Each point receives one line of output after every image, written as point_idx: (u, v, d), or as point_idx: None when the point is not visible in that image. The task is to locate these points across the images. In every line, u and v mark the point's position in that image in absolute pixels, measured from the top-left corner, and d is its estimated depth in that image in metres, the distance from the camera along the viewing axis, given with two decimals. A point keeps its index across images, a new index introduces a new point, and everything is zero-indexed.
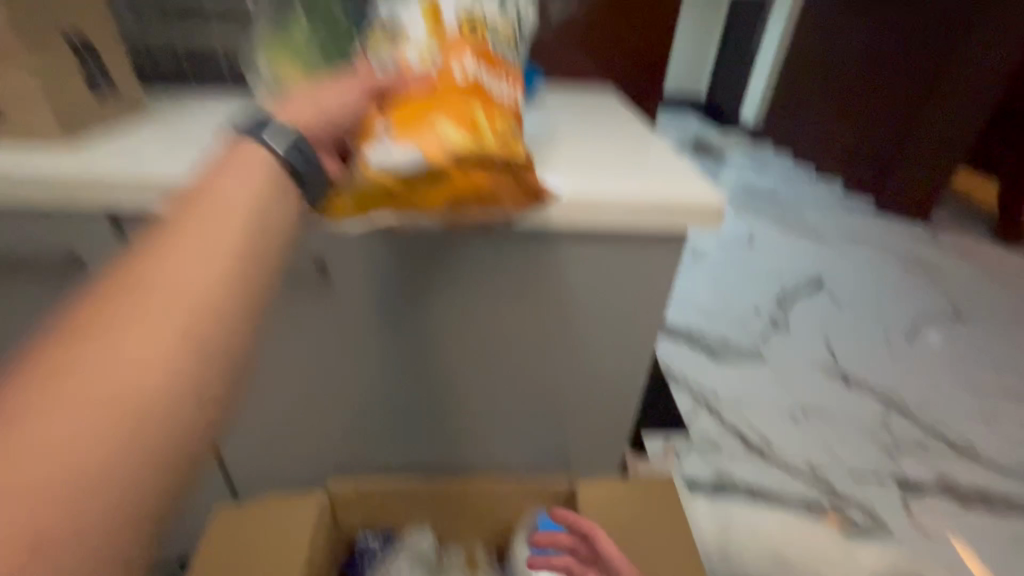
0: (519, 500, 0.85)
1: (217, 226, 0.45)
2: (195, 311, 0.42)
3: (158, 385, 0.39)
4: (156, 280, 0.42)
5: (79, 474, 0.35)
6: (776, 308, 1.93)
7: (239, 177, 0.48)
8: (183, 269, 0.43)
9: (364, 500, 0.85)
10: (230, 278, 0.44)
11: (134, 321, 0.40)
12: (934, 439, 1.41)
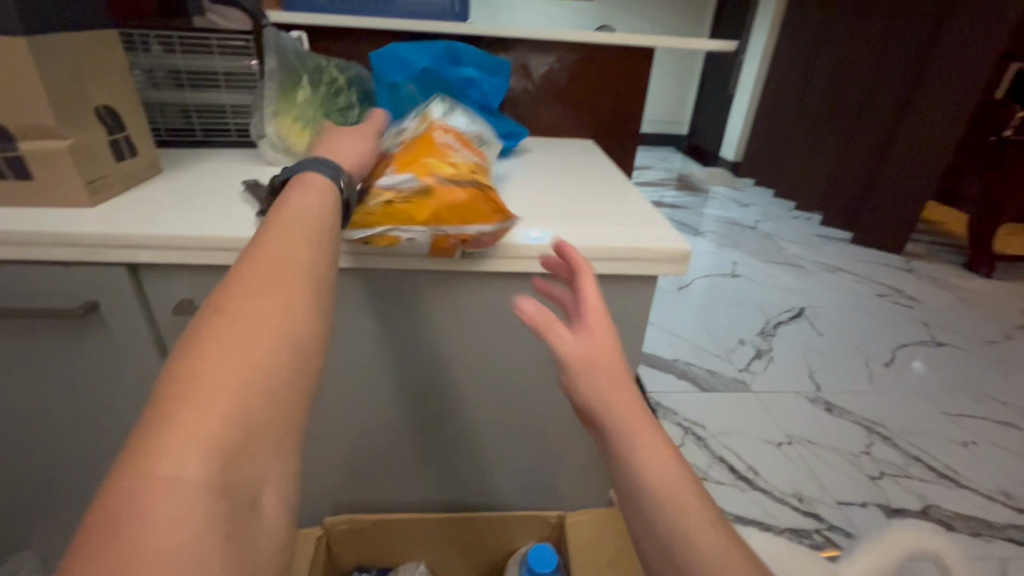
0: (509, 532, 0.87)
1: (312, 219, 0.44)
2: (304, 294, 0.39)
3: (281, 364, 0.35)
4: (263, 263, 0.39)
5: (221, 458, 0.30)
6: (760, 338, 1.99)
7: (314, 188, 0.49)
8: (288, 253, 0.41)
9: (359, 537, 0.86)
10: (325, 269, 0.42)
11: (250, 299, 0.37)
12: (916, 466, 1.44)
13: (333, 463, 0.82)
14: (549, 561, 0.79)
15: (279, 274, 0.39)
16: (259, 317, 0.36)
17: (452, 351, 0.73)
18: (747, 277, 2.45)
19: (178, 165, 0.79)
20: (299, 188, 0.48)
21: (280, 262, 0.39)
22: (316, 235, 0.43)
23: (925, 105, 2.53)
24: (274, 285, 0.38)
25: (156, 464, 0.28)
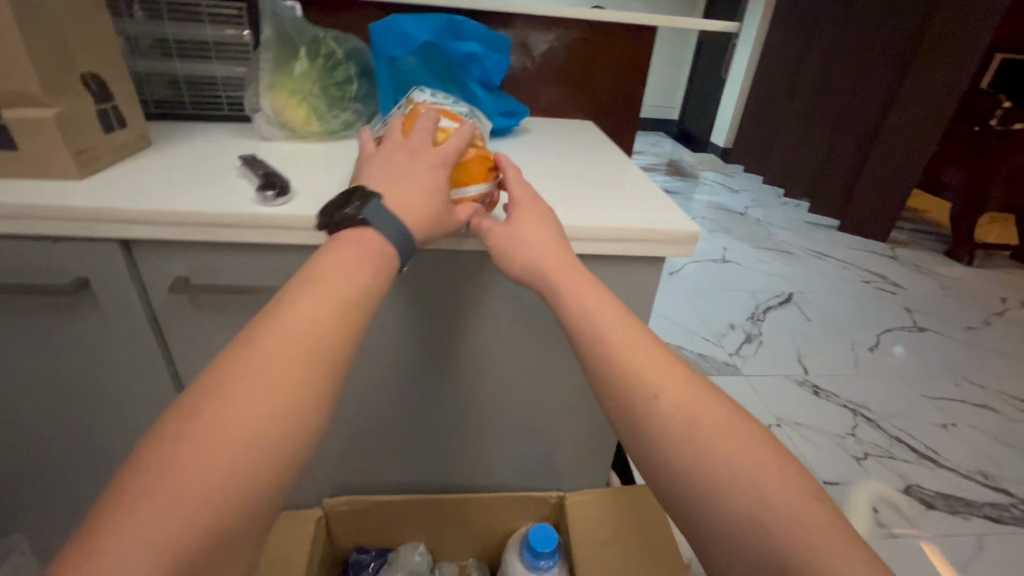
0: (509, 514, 0.88)
1: (337, 267, 0.45)
2: (317, 354, 0.40)
3: (270, 426, 0.37)
4: (287, 314, 0.41)
5: (195, 518, 0.33)
6: (749, 323, 2.02)
7: (358, 244, 0.48)
8: (307, 305, 0.42)
9: (358, 518, 0.86)
10: (342, 322, 0.43)
11: (268, 353, 0.39)
12: (899, 447, 1.49)
13: (333, 444, 0.81)
14: (548, 539, 0.79)
15: (272, 362, 0.39)
16: (242, 411, 0.36)
17: (455, 332, 0.72)
18: (737, 262, 2.47)
19: (169, 139, 0.76)
20: (338, 245, 0.48)
21: (280, 349, 0.39)
22: (334, 314, 0.42)
23: (915, 93, 2.54)
24: (285, 345, 0.40)
25: (135, 510, 0.31)
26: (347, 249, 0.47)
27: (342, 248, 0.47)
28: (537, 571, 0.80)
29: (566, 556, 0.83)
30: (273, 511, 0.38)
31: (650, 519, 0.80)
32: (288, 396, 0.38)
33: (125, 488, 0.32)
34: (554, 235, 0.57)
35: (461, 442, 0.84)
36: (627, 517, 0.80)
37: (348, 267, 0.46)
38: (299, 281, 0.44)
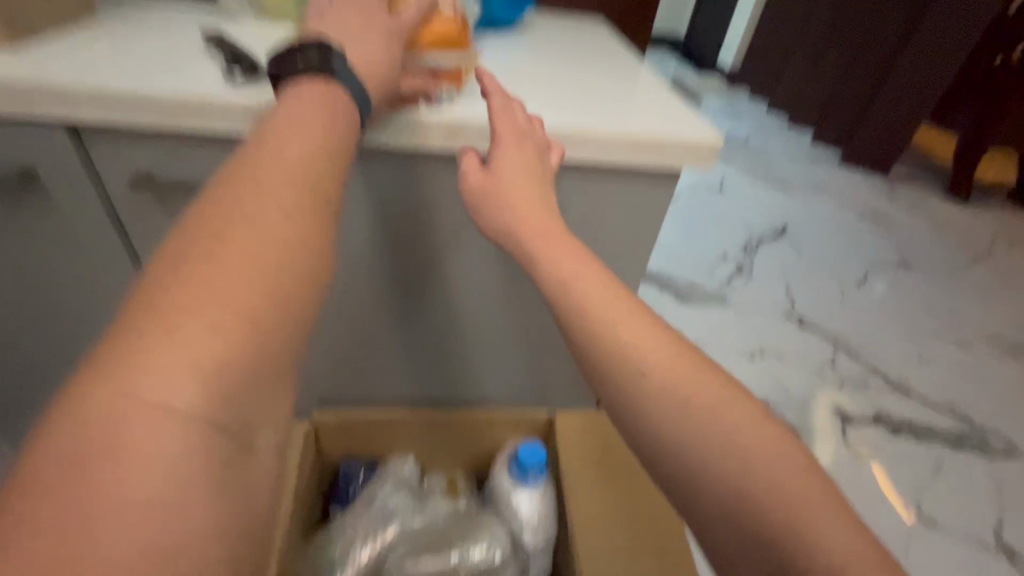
0: (498, 428, 0.88)
1: (304, 122, 0.42)
2: (294, 200, 0.38)
3: (265, 271, 0.35)
4: (251, 170, 0.38)
5: (211, 380, 0.31)
6: (742, 254, 2.00)
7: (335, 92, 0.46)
8: (272, 156, 0.39)
9: (346, 429, 0.86)
10: (316, 169, 0.41)
11: (238, 207, 0.36)
12: (874, 379, 1.53)
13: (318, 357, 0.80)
14: (537, 455, 0.80)
15: (251, 214, 0.36)
16: (228, 265, 0.34)
17: (446, 246, 0.69)
18: (733, 192, 2.41)
19: (117, 8, 0.65)
20: (306, 94, 0.45)
21: (253, 197, 0.37)
22: (302, 160, 0.40)
23: (941, 14, 2.37)
24: (256, 196, 0.37)
25: (140, 386, 0.29)
26: (316, 97, 0.45)
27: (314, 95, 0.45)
28: (523, 483, 0.81)
29: (553, 471, 0.85)
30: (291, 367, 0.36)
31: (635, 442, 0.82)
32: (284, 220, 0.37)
33: (116, 362, 0.29)
34: (535, 167, 0.56)
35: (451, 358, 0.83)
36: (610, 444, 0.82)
37: (324, 113, 0.44)
38: (267, 128, 0.41)
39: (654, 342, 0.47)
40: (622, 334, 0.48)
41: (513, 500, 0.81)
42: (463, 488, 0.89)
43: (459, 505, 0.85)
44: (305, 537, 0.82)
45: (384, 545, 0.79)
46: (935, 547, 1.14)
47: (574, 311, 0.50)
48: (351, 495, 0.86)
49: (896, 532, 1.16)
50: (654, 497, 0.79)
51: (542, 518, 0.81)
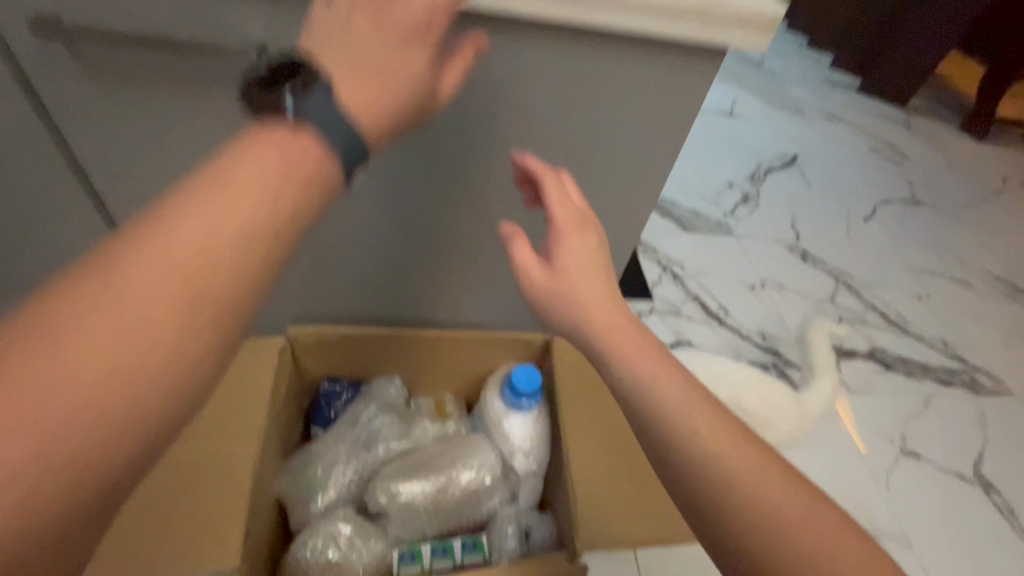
0: (491, 349, 0.82)
1: (232, 188, 0.40)
2: (195, 298, 0.38)
3: (117, 370, 0.36)
4: (161, 237, 0.38)
5: (40, 494, 0.33)
6: (748, 183, 1.90)
7: (284, 157, 0.42)
8: (188, 226, 0.38)
9: (326, 346, 0.80)
10: (234, 254, 0.39)
11: (134, 287, 0.37)
12: (871, 314, 1.50)
13: None
14: (532, 379, 0.75)
15: (134, 304, 0.37)
16: (91, 356, 0.35)
17: None
18: (744, 117, 2.26)
19: None
20: (251, 147, 0.42)
21: (141, 287, 0.37)
22: (233, 236, 0.39)
23: None
24: (151, 283, 0.37)
25: None
26: (271, 153, 0.41)
27: (249, 161, 0.41)
28: (517, 409, 0.77)
29: (548, 395, 0.80)
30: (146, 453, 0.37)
31: None
32: (196, 269, 0.38)
33: None
34: (595, 258, 0.59)
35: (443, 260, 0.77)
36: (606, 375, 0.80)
37: (267, 181, 0.40)
38: (197, 183, 0.40)
39: (683, 404, 0.52)
40: (664, 405, 0.52)
41: (505, 424, 0.77)
42: (453, 411, 0.85)
43: (446, 427, 0.81)
44: (286, 456, 0.78)
45: (368, 465, 0.76)
46: (922, 477, 1.13)
47: (623, 373, 0.54)
48: (333, 415, 0.81)
49: (884, 461, 1.14)
50: (634, 438, 0.79)
51: (535, 442, 0.77)
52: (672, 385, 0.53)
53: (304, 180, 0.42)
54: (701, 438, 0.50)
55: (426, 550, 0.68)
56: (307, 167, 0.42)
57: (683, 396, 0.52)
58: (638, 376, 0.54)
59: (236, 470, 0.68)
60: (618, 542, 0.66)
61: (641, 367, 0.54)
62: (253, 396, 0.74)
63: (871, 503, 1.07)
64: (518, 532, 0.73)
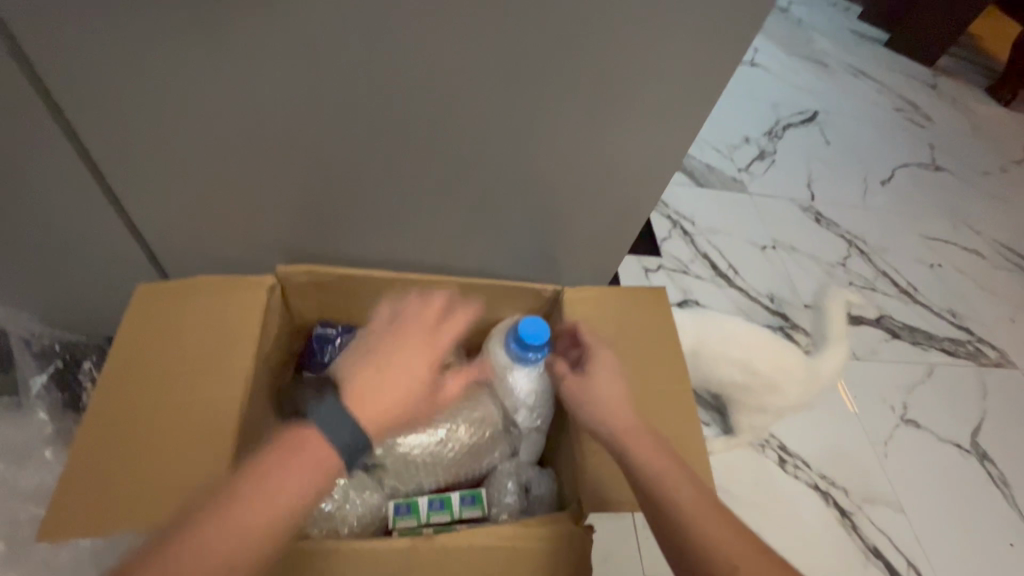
0: (496, 299, 0.77)
1: (271, 496, 0.51)
2: (265, 527, 0.51)
3: (215, 559, 0.48)
4: (228, 518, 0.50)
5: None
6: (766, 139, 1.80)
7: (289, 454, 0.53)
8: (237, 521, 0.50)
9: (317, 286, 0.72)
10: (291, 498, 0.52)
11: (212, 545, 0.49)
12: (882, 281, 1.46)
13: (288, 199, 0.66)
14: (540, 334, 0.69)
15: (201, 557, 0.48)
16: (188, 561, 0.48)
17: (455, 58, 0.52)
18: (765, 67, 2.12)
19: None
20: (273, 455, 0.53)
21: (215, 552, 0.48)
22: (270, 519, 0.51)
23: None
24: (217, 540, 0.49)
25: None
26: (294, 470, 0.53)
27: (274, 456, 0.53)
28: (522, 363, 0.71)
29: (557, 349, 0.75)
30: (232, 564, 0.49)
31: (656, 322, 0.71)
32: (241, 529, 0.50)
33: None
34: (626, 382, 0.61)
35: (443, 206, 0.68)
36: (642, 324, 0.71)
37: (302, 470, 0.53)
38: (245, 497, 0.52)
39: (694, 495, 0.52)
40: (678, 498, 0.51)
41: (509, 379, 0.72)
42: (453, 363, 0.81)
43: (447, 379, 0.78)
44: (276, 402, 0.74)
45: None
46: (920, 447, 1.12)
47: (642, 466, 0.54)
48: (326, 360, 0.76)
49: (884, 430, 1.12)
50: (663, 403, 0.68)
51: (539, 399, 0.73)
52: (684, 485, 0.52)
53: (316, 465, 0.54)
54: (687, 514, 0.51)
55: (422, 503, 0.66)
56: (311, 480, 0.54)
57: (690, 487, 0.52)
58: (656, 479, 0.53)
59: (219, 411, 0.57)
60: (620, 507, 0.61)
61: (642, 454, 0.54)
62: (229, 331, 0.62)
63: (869, 470, 1.06)
64: (518, 489, 0.71)
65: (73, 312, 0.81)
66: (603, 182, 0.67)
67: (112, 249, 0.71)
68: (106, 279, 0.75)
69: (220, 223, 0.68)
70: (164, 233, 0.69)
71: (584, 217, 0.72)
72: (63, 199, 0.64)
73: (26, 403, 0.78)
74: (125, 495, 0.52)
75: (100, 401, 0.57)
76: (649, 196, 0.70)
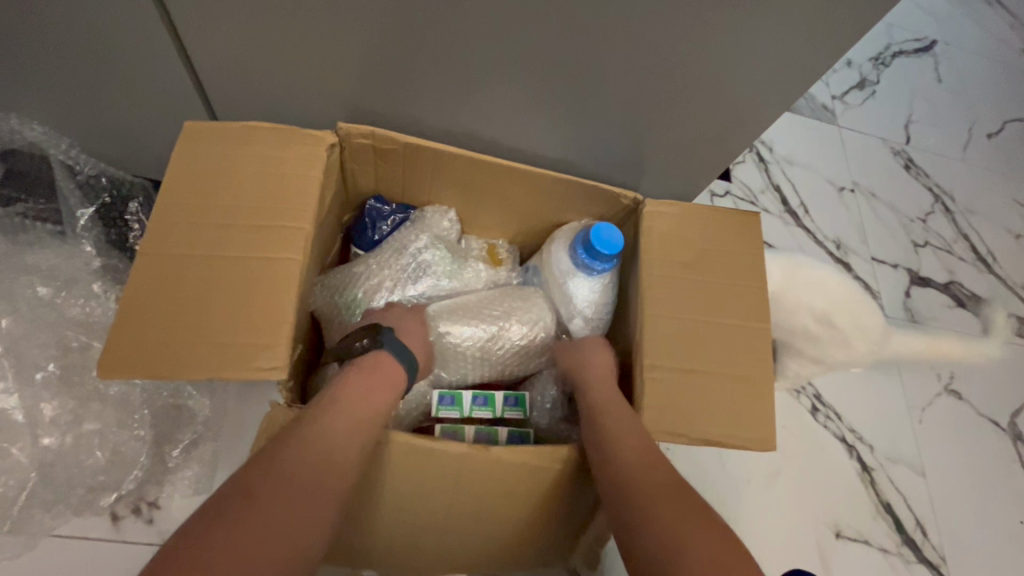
0: (567, 198, 0.70)
1: (375, 397, 0.52)
2: (371, 411, 0.51)
3: (336, 434, 0.47)
4: (333, 409, 0.49)
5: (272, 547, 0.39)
6: (871, 65, 1.55)
7: (374, 376, 0.54)
8: (356, 405, 0.50)
9: (376, 155, 0.66)
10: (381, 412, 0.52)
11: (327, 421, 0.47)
12: (960, 245, 1.33)
13: (357, 54, 0.56)
14: (613, 243, 0.65)
15: (327, 430, 0.47)
16: (315, 430, 0.46)
17: None
18: None
19: None
20: (355, 370, 0.54)
21: (331, 422, 0.47)
22: (374, 416, 0.51)
23: None
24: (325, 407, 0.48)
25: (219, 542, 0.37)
26: (374, 380, 0.54)
27: (359, 372, 0.53)
28: (586, 272, 0.68)
29: (625, 264, 0.70)
30: (343, 440, 0.47)
31: (741, 250, 0.64)
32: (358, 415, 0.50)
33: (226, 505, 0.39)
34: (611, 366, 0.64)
35: (521, 81, 0.58)
36: (723, 251, 0.64)
37: (388, 388, 0.54)
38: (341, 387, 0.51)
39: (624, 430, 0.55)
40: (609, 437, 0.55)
41: (569, 285, 0.70)
42: (506, 259, 0.77)
43: (498, 275, 0.74)
44: (322, 273, 0.72)
45: (413, 299, 0.69)
46: (956, 418, 1.08)
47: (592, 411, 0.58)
48: (374, 237, 0.73)
49: (926, 396, 1.08)
50: (747, 341, 0.61)
51: (596, 310, 0.70)
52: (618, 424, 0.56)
53: (393, 384, 0.55)
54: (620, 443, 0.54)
55: (467, 432, 0.63)
56: (387, 390, 0.54)
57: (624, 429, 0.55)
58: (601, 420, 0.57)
59: (274, 275, 0.54)
60: (660, 438, 0.58)
61: (595, 396, 0.60)
62: (285, 190, 0.57)
63: (897, 433, 1.04)
64: (560, 396, 0.69)
65: (108, 141, 0.75)
66: (725, 86, 0.57)
67: (150, 74, 0.63)
68: (148, 107, 0.68)
69: (277, 69, 0.60)
70: (213, 71, 0.61)
71: (682, 117, 0.61)
72: (99, 12, 0.55)
73: (69, 235, 0.75)
74: (181, 346, 0.51)
75: (150, 244, 0.53)
76: (771, 110, 0.59)
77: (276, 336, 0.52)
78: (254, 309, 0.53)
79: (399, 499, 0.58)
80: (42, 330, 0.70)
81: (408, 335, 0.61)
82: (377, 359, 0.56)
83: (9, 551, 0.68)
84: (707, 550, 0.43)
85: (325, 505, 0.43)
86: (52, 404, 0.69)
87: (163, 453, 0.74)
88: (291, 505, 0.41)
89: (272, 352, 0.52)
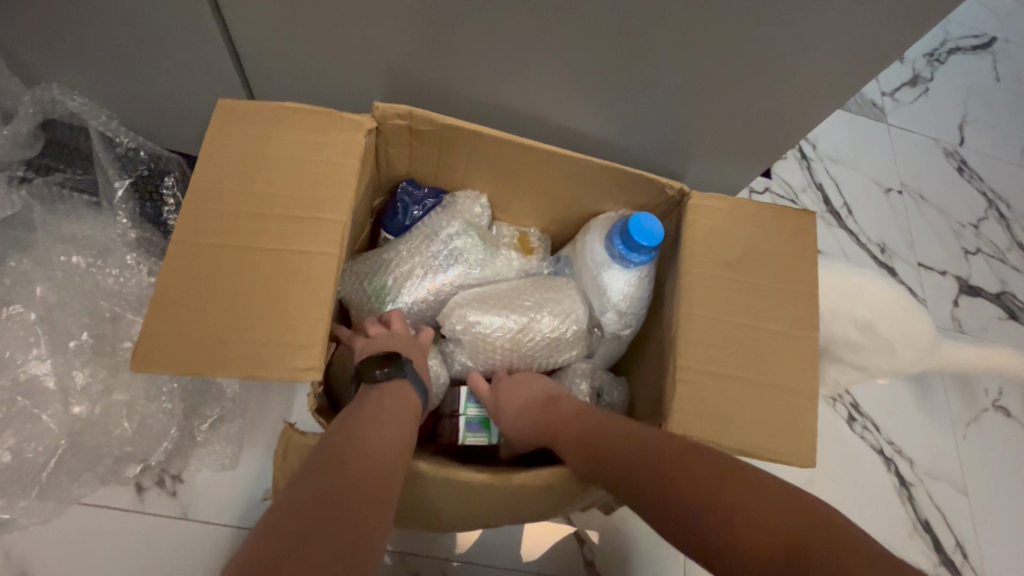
0: (607, 187, 0.67)
1: (401, 411, 0.53)
2: (403, 425, 0.52)
3: (374, 447, 0.47)
4: (362, 426, 0.49)
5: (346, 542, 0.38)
6: (925, 61, 1.46)
7: (400, 401, 0.54)
8: (383, 422, 0.50)
9: (411, 136, 0.64)
10: (409, 428, 0.52)
11: (361, 436, 0.48)
12: (1014, 253, 1.26)
13: (398, 26, 0.54)
14: (653, 235, 0.63)
15: (367, 444, 0.47)
16: (354, 446, 0.46)
17: None
18: None
19: None
20: (379, 391, 0.54)
21: (367, 436, 0.48)
22: (404, 430, 0.51)
23: None
24: (356, 428, 0.49)
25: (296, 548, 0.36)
26: (393, 398, 0.54)
27: (384, 395, 0.53)
28: (622, 264, 0.66)
29: (661, 257, 0.67)
30: (383, 453, 0.47)
31: (787, 248, 0.61)
32: (389, 427, 0.50)
33: (287, 519, 0.38)
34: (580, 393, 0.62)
35: (564, 61, 0.55)
36: (772, 249, 0.61)
37: (410, 404, 0.54)
38: (364, 408, 0.51)
39: (618, 442, 0.53)
40: (608, 450, 0.52)
41: (605, 277, 0.67)
42: (537, 248, 0.75)
43: (529, 266, 0.72)
44: (350, 258, 0.71)
45: (443, 287, 0.68)
46: (1002, 436, 1.02)
47: (590, 426, 0.56)
48: (404, 223, 0.71)
49: (971, 410, 1.03)
50: (791, 349, 0.58)
51: (631, 305, 0.68)
52: (615, 436, 0.53)
53: (410, 404, 0.54)
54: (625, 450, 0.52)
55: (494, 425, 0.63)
56: (409, 413, 0.54)
57: (618, 441, 0.53)
58: (594, 435, 0.54)
59: (311, 270, 0.53)
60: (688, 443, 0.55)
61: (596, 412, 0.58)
62: (320, 182, 0.56)
63: (939, 448, 0.98)
64: (591, 391, 0.68)
65: (144, 111, 0.75)
66: (787, 70, 0.53)
67: (188, 45, 0.62)
68: (187, 80, 0.68)
69: (314, 41, 0.58)
70: (251, 40, 0.60)
71: (730, 105, 0.59)
72: None
73: (105, 207, 0.75)
74: (215, 340, 0.50)
75: (183, 235, 0.53)
76: (833, 96, 0.55)
77: (307, 336, 0.51)
78: (290, 306, 0.52)
79: (427, 505, 0.58)
80: (76, 299, 0.71)
81: (420, 358, 0.61)
82: (403, 383, 0.56)
83: (36, 516, 0.69)
84: (760, 511, 0.42)
85: (383, 508, 0.43)
86: (84, 372, 0.70)
87: (190, 426, 0.74)
88: (349, 510, 0.41)
89: (303, 351, 0.51)
